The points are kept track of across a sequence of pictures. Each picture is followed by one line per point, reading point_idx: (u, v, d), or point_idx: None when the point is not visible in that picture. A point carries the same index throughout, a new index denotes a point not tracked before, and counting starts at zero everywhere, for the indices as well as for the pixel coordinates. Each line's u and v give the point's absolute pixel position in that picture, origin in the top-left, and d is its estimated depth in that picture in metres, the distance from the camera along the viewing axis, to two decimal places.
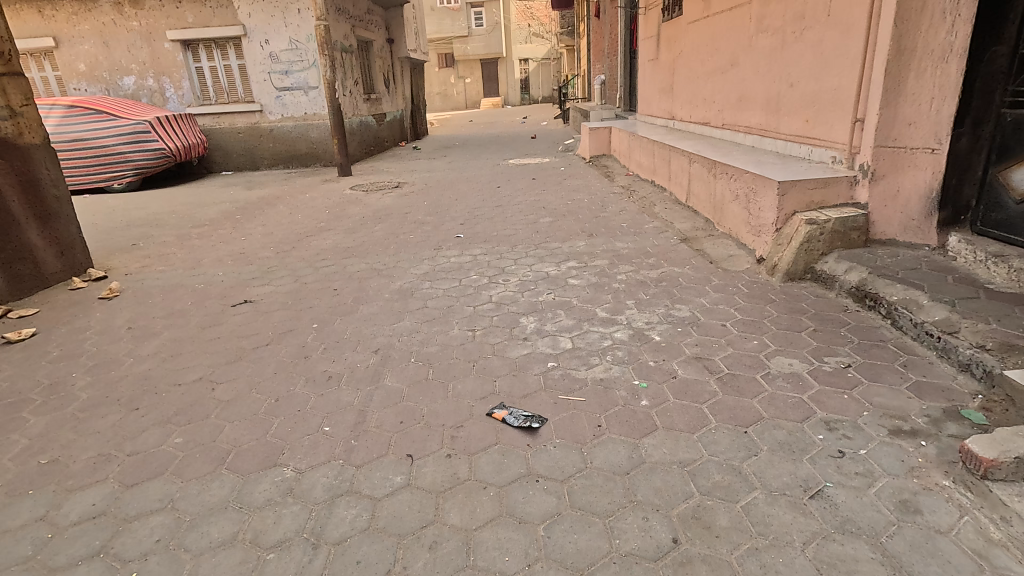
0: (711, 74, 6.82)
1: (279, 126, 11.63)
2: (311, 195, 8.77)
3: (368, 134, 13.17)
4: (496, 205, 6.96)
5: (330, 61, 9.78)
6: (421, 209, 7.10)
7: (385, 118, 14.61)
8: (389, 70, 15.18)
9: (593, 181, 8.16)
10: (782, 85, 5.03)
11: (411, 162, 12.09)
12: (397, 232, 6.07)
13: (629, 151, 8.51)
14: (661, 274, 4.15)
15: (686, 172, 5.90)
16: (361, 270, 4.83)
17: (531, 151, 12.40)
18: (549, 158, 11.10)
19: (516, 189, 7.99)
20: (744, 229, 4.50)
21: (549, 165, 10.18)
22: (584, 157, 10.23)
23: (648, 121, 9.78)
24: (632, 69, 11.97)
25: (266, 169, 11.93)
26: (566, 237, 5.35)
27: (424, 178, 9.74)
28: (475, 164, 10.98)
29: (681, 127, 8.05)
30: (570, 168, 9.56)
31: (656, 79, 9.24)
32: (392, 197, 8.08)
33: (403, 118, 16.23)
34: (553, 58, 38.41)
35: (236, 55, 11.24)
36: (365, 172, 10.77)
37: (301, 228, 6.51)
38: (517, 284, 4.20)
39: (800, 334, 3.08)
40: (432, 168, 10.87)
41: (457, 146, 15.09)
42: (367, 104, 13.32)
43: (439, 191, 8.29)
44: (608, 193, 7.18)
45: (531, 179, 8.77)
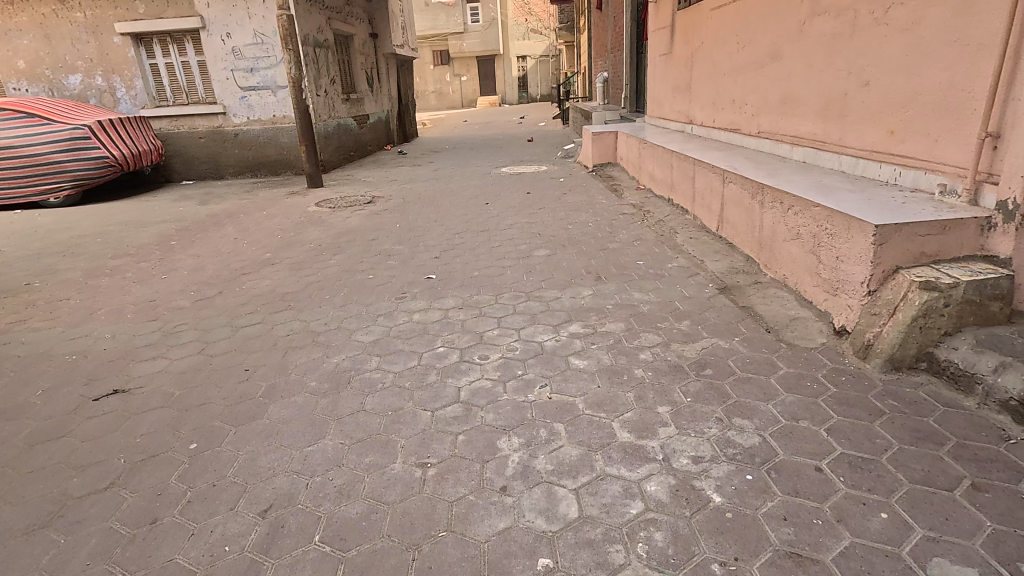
0: (742, 71, 5.60)
1: (245, 130, 10.40)
2: (271, 211, 7.57)
3: (346, 139, 11.96)
4: (482, 230, 5.77)
5: (296, 57, 8.55)
6: (392, 233, 5.90)
7: (367, 120, 13.39)
8: (372, 68, 13.93)
9: (597, 197, 6.96)
10: (849, 84, 3.83)
11: (394, 169, 10.87)
12: (355, 268, 4.87)
13: (639, 160, 7.30)
14: (702, 354, 2.93)
15: (718, 193, 4.68)
16: (292, 332, 3.62)
17: (527, 157, 11.18)
18: (546, 166, 9.87)
19: (507, 207, 6.79)
20: (812, 282, 3.29)
21: (546, 174, 8.97)
22: (586, 165, 9.00)
23: (660, 125, 8.55)
24: (640, 65, 10.73)
25: (231, 177, 10.71)
26: (566, 280, 4.15)
27: (404, 190, 8.55)
28: (464, 173, 9.79)
29: (701, 133, 6.83)
30: (570, 179, 8.35)
31: (669, 77, 8.02)
32: (362, 216, 6.88)
33: (389, 119, 14.99)
34: (552, 55, 37.09)
35: (195, 49, 10.04)
36: (340, 183, 9.58)
37: (240, 261, 5.30)
38: (498, 365, 2.99)
39: (956, 496, 1.87)
40: (415, 178, 9.66)
41: (447, 150, 13.87)
42: (346, 104, 12.09)
43: (417, 209, 7.09)
44: (616, 214, 5.97)
45: (525, 193, 7.57)
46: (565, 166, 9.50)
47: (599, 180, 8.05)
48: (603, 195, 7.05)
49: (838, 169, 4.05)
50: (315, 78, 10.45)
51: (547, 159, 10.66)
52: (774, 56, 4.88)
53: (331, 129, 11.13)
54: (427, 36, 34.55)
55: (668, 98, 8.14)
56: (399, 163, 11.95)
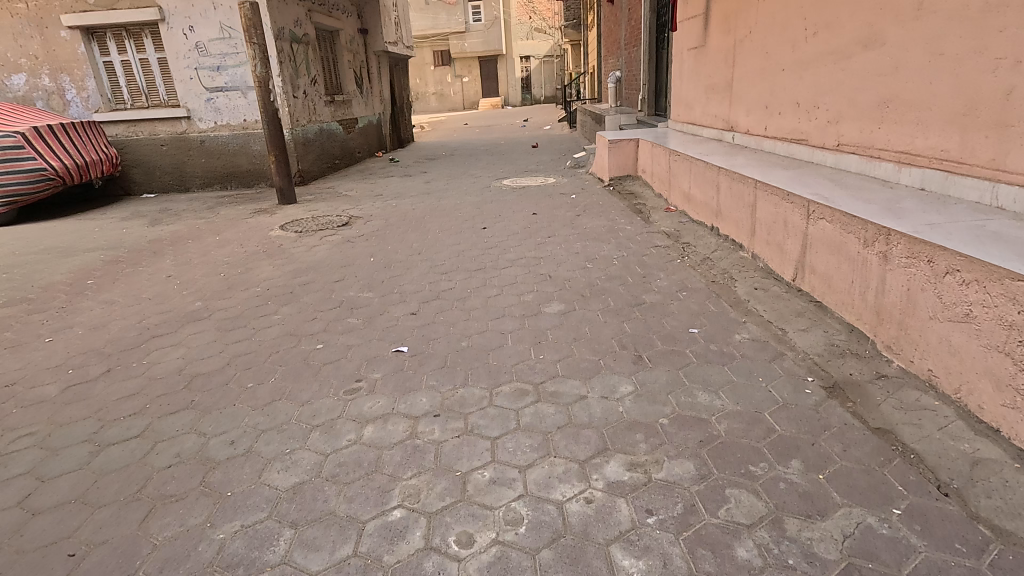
0: (809, 66, 4.38)
1: (213, 136, 9.20)
2: (226, 235, 6.35)
3: (330, 146, 10.76)
4: (477, 268, 4.53)
5: (262, 53, 7.33)
6: (362, 272, 4.67)
7: (355, 126, 12.22)
8: (361, 67, 12.74)
9: (617, 220, 5.70)
10: (1017, 79, 2.59)
11: (381, 181, 9.64)
12: (303, 329, 3.63)
13: (667, 175, 6.08)
14: (847, 553, 1.66)
15: (794, 230, 3.44)
16: (177, 459, 2.37)
17: (530, 166, 9.94)
18: (554, 178, 8.63)
19: (508, 233, 5.55)
20: (1003, 400, 2.02)
21: (553, 189, 7.72)
22: (601, 178, 7.73)
23: (688, 131, 7.30)
24: (659, 62, 9.48)
25: (198, 190, 9.50)
26: (590, 362, 2.89)
27: (387, 208, 7.32)
28: (459, 185, 8.57)
29: (746, 142, 5.58)
30: (582, 195, 7.10)
31: (701, 75, 6.80)
32: (330, 244, 5.66)
33: (380, 123, 13.80)
34: (556, 55, 35.92)
35: (155, 44, 8.84)
36: (317, 197, 8.38)
37: (159, 313, 4.06)
38: (488, 562, 1.73)
39: None
40: (403, 191, 8.44)
41: (443, 157, 12.64)
42: (330, 108, 10.90)
43: (399, 234, 5.84)
44: (645, 248, 4.71)
45: (527, 214, 6.33)
46: (576, 179, 8.26)
47: (617, 197, 6.80)
48: (624, 218, 5.79)
49: (986, 204, 2.81)
50: (291, 77, 9.25)
51: (554, 169, 9.42)
52: (865, 45, 3.65)
53: (311, 136, 9.93)
54: (427, 35, 33.41)
55: (700, 99, 6.92)
56: (388, 172, 10.74)
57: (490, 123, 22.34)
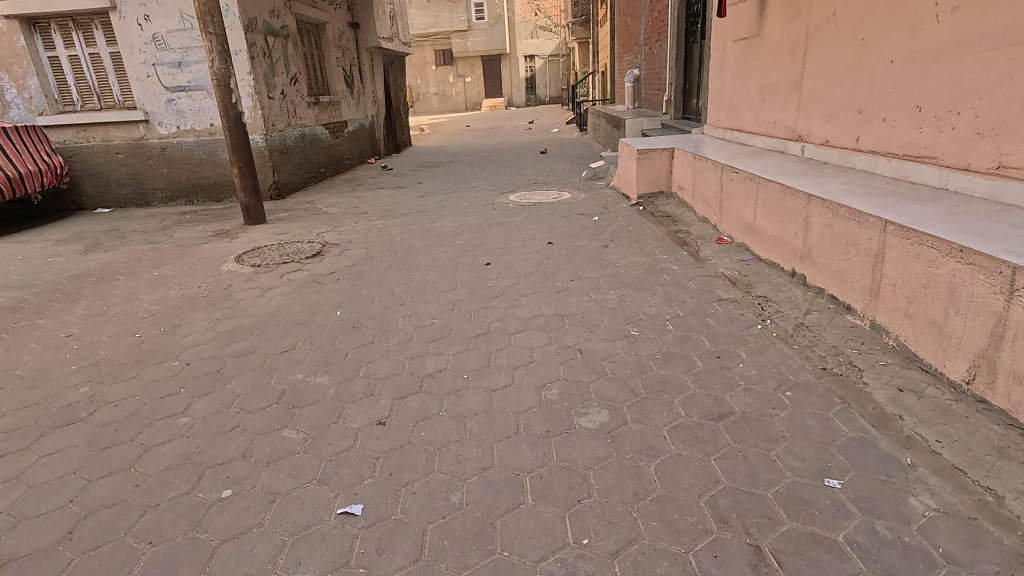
0: (940, 55, 3.15)
1: (175, 143, 8.00)
2: (168, 269, 5.15)
3: (313, 153, 9.57)
4: (477, 333, 3.31)
5: (222, 45, 6.12)
6: (321, 336, 3.44)
7: (344, 130, 11.03)
8: (352, 65, 11.55)
9: (656, 256, 4.46)
10: None
11: (369, 194, 8.42)
12: (213, 450, 2.39)
13: (717, 195, 4.85)
14: None
15: (970, 307, 2.20)
16: None
17: (540, 176, 8.70)
18: (568, 192, 7.39)
19: (517, 273, 4.34)
20: None
21: (569, 207, 6.49)
22: (627, 196, 6.48)
23: (733, 140, 6.07)
24: (689, 57, 8.25)
25: (159, 204, 8.30)
26: (673, 564, 1.65)
27: (371, 230, 6.11)
28: (458, 200, 7.35)
29: (824, 157, 4.34)
30: (605, 218, 5.86)
31: (753, 71, 5.58)
32: (291, 286, 4.44)
33: (373, 127, 12.61)
34: (562, 54, 34.72)
35: (106, 37, 7.64)
36: (292, 215, 7.17)
37: (21, 409, 2.83)
38: None
39: None
40: (393, 208, 7.22)
41: (442, 163, 11.41)
42: (314, 110, 9.71)
43: (379, 272, 4.62)
44: (704, 304, 3.47)
45: (540, 244, 5.11)
46: (594, 195, 7.03)
47: (648, 220, 5.57)
48: (664, 253, 4.55)
49: None
50: (265, 75, 8.06)
51: (568, 180, 8.19)
52: None
53: (290, 143, 8.75)
54: (429, 35, 32.29)
55: (750, 100, 5.70)
56: (379, 182, 9.52)
57: (493, 125, 21.12)
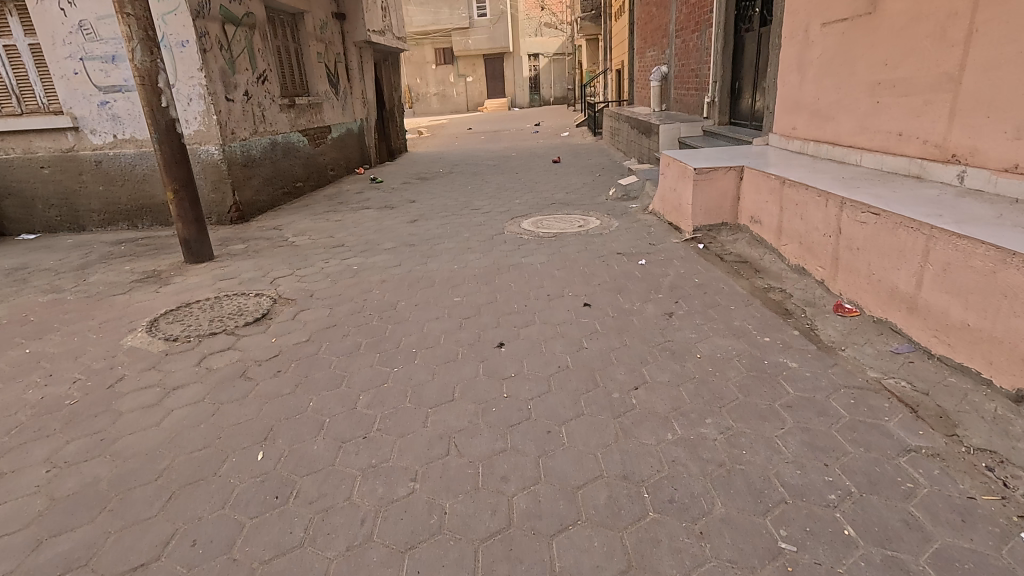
0: None
1: (113, 155, 6.56)
2: (50, 341, 3.67)
3: (288, 165, 8.14)
4: (490, 531, 1.82)
5: (151, 32, 4.67)
6: (214, 523, 1.95)
7: (327, 137, 9.61)
8: (337, 63, 10.10)
9: (754, 339, 2.98)
10: None
11: (350, 216, 6.95)
12: None
13: (829, 240, 3.39)
14: None
15: None
16: None
17: (557, 194, 7.23)
18: (596, 218, 5.90)
19: (546, 366, 2.87)
20: None
21: (601, 241, 5.01)
22: (678, 228, 5.02)
23: (822, 156, 4.60)
24: (742, 50, 6.78)
25: (95, 229, 6.83)
26: None
27: (342, 275, 4.64)
28: (458, 228, 5.88)
29: (1014, 190, 2.87)
30: (653, 260, 4.38)
31: (857, 63, 4.13)
32: (206, 384, 2.97)
33: (362, 132, 11.17)
34: (567, 54, 33.29)
35: (23, 25, 6.18)
36: (249, 248, 5.70)
37: None
38: None
39: None
40: (376, 238, 5.75)
41: (439, 174, 9.94)
42: (289, 114, 8.28)
43: (342, 358, 3.15)
44: (886, 462, 1.99)
45: (572, 306, 3.63)
46: (629, 223, 5.56)
47: (717, 267, 4.09)
48: (762, 331, 3.07)
49: None
50: (223, 72, 6.60)
51: (591, 200, 6.71)
52: None
53: (257, 153, 7.31)
54: (428, 32, 30.89)
55: (850, 103, 4.24)
56: (366, 199, 8.07)
57: (496, 128, 19.69)
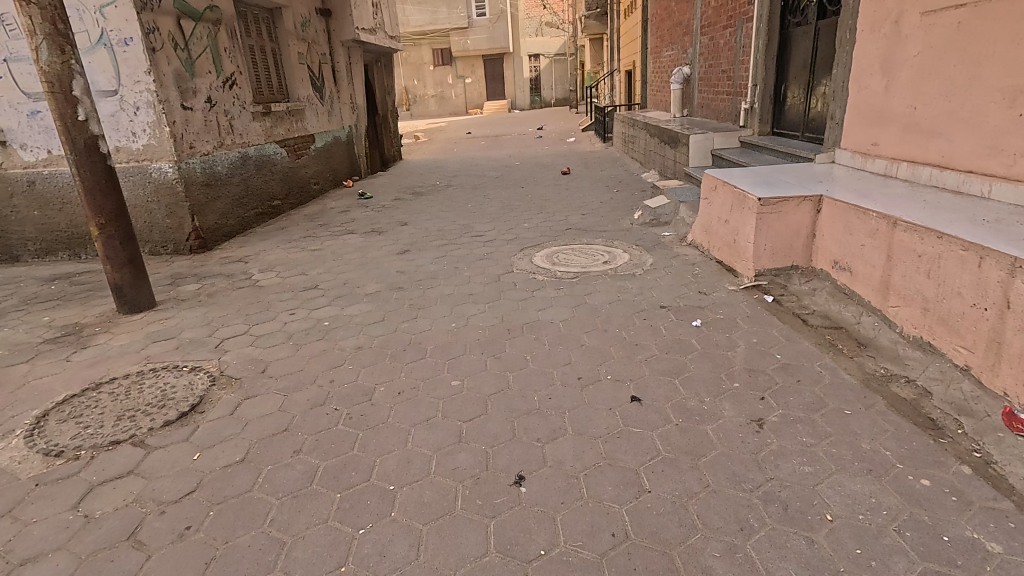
0: None
1: (48, 174, 5.54)
2: None
3: (262, 181, 7.13)
4: None
5: (64, 25, 3.67)
6: None
7: (309, 147, 8.60)
8: (322, 64, 9.09)
9: (905, 482, 1.97)
10: None
11: (331, 244, 5.94)
12: None
13: (986, 314, 2.38)
14: None
15: None
16: None
17: (572, 216, 6.23)
18: (622, 251, 4.90)
19: (593, 535, 1.86)
20: None
21: (636, 288, 4.00)
22: (732, 271, 4.01)
23: (921, 183, 3.60)
24: (790, 48, 5.78)
25: (30, 260, 5.80)
26: None
27: (309, 337, 3.62)
28: (457, 263, 4.87)
29: None
30: (711, 320, 3.37)
31: (983, 63, 3.12)
32: (72, 554, 1.94)
33: (351, 141, 10.15)
34: (569, 54, 32.30)
35: None
36: (202, 290, 4.68)
37: None
38: None
39: None
40: (358, 277, 4.74)
41: (436, 188, 8.92)
42: (264, 123, 7.27)
43: (285, 502, 2.12)
44: None
45: (615, 402, 2.62)
46: (666, 260, 4.54)
47: (802, 334, 3.07)
48: (912, 465, 2.05)
49: None
50: (178, 76, 5.60)
51: (614, 226, 5.70)
52: None
53: (224, 170, 6.30)
54: (427, 33, 29.93)
55: (970, 115, 3.24)
56: (351, 219, 7.05)
57: (497, 132, 18.69)
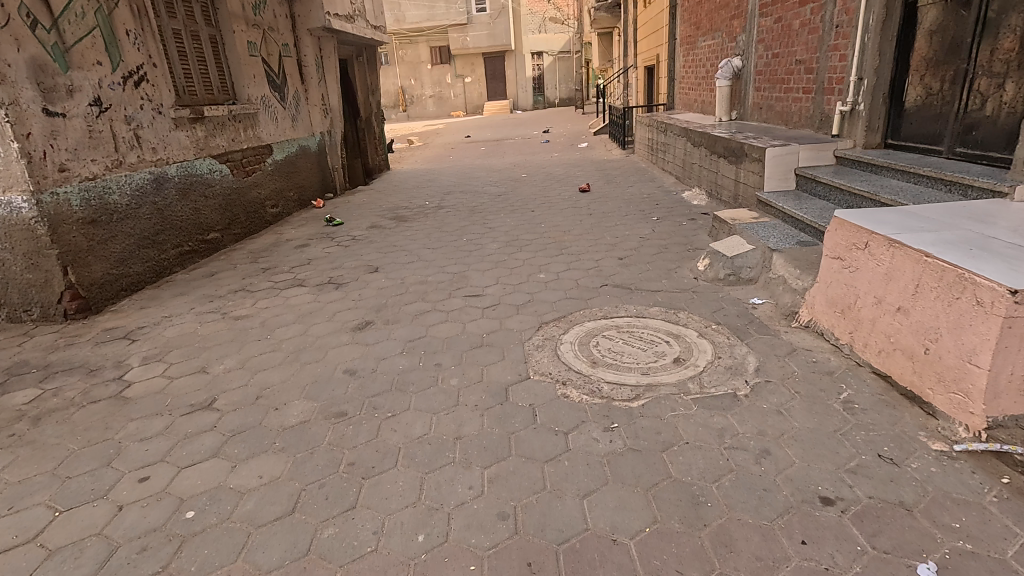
0: None
1: None
2: None
3: (190, 209, 5.41)
4: None
5: None
6: None
7: (265, 162, 6.87)
8: (282, 57, 7.36)
9: None
10: None
11: (267, 306, 4.19)
12: None
13: None
14: None
15: None
16: None
17: (605, 264, 4.47)
18: (698, 336, 3.14)
19: None
20: None
21: (753, 436, 2.24)
22: (924, 403, 2.26)
23: None
24: (922, 24, 4.04)
25: None
26: None
27: (137, 565, 1.85)
28: (440, 358, 3.11)
29: None
30: (955, 562, 1.60)
31: None
32: None
33: (323, 151, 8.40)
34: (574, 51, 30.53)
35: None
36: (30, 408, 2.92)
37: None
38: None
39: None
40: (281, 385, 2.98)
41: (423, 211, 7.16)
42: (194, 133, 5.54)
43: None
44: None
45: None
46: (779, 362, 2.78)
47: None
48: None
49: None
50: (38, 68, 3.86)
51: (670, 283, 3.93)
52: None
53: (123, 199, 4.56)
54: (423, 29, 28.10)
55: None
56: (306, 261, 5.31)
57: (498, 136, 16.88)
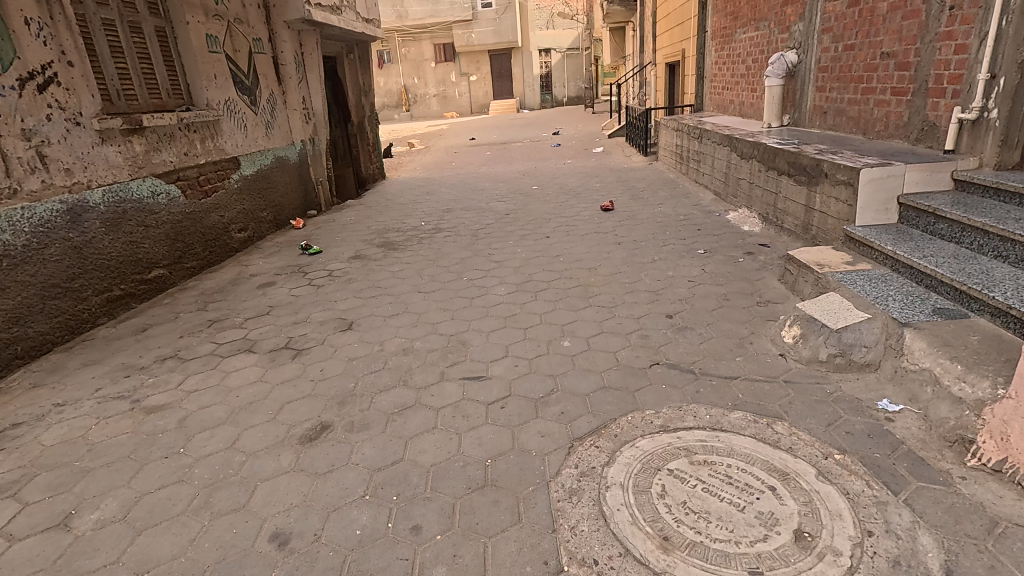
0: None
1: None
2: None
3: (123, 242, 4.34)
4: None
5: None
6: None
7: (229, 178, 5.79)
8: (251, 54, 6.28)
9: None
10: None
11: (196, 388, 3.10)
12: None
13: None
14: None
15: None
16: None
17: (651, 326, 3.35)
18: (820, 478, 2.03)
19: None
20: None
21: None
22: None
23: None
24: None
25: None
26: None
27: None
28: (421, 514, 2.01)
29: None
30: None
31: None
32: None
33: (304, 162, 7.32)
34: (583, 48, 29.39)
35: None
36: None
37: None
38: None
39: None
40: (168, 566, 1.89)
41: (418, 235, 6.05)
42: (130, 147, 4.47)
43: None
44: None
45: None
46: (984, 557, 1.65)
47: None
48: None
49: None
50: None
51: (750, 364, 2.81)
52: None
53: (15, 237, 3.48)
54: (426, 26, 27.01)
55: None
56: (266, 309, 4.22)
57: (504, 139, 15.77)
